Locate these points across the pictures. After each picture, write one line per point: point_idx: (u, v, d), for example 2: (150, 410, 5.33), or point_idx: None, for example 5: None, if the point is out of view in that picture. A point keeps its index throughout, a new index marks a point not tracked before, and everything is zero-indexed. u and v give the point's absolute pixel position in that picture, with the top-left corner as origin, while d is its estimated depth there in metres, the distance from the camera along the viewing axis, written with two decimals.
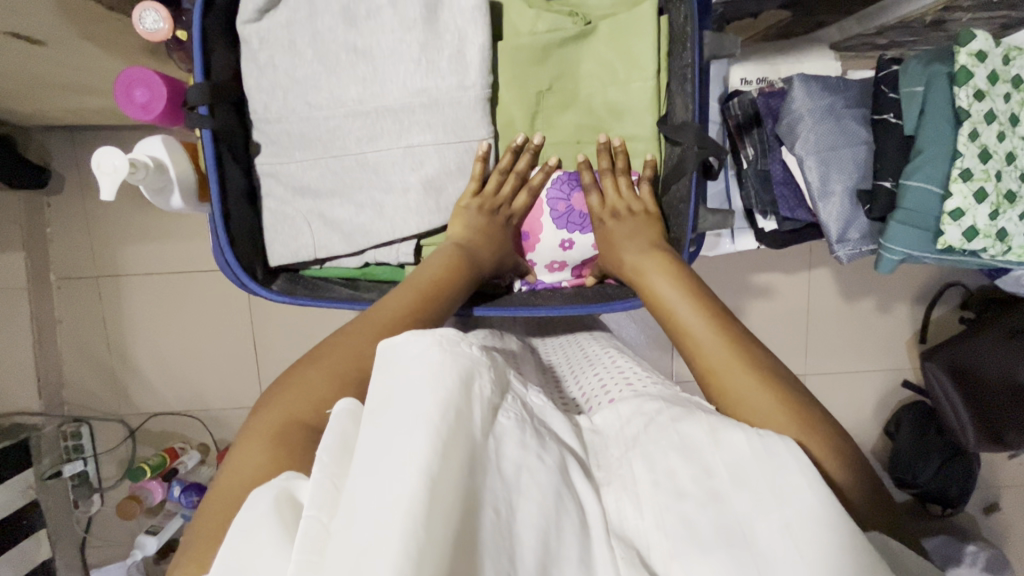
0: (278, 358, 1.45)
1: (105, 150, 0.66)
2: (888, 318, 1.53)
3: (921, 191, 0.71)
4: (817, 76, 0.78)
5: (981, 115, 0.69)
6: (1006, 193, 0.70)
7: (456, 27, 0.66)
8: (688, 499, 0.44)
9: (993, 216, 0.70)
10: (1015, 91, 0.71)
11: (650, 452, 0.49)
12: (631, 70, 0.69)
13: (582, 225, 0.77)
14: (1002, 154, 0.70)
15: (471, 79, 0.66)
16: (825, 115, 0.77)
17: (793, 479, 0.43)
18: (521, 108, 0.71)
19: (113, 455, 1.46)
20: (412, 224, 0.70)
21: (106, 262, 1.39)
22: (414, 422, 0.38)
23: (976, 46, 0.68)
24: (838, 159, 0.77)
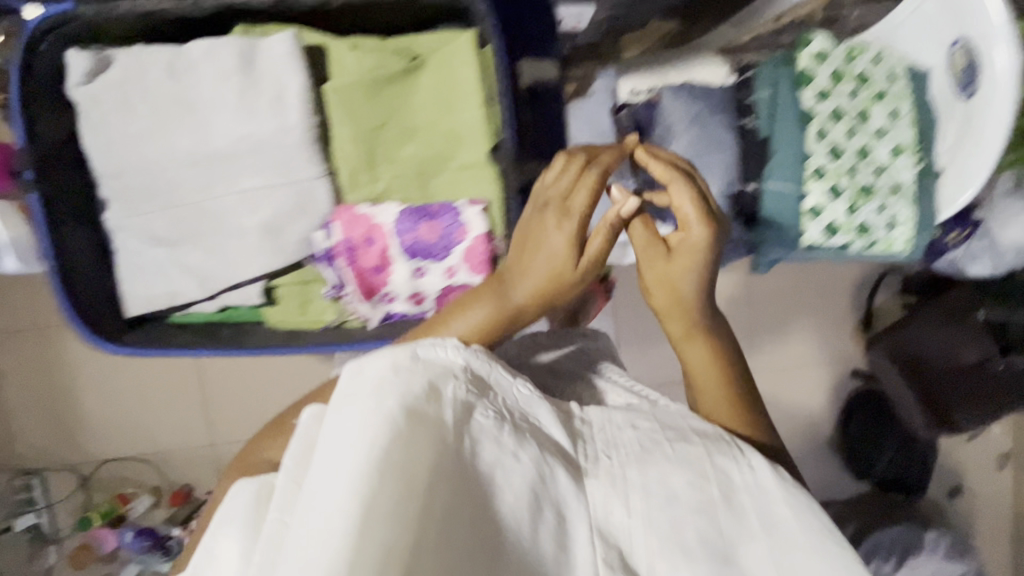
0: (223, 394, 1.46)
1: None
2: (829, 309, 1.54)
3: (780, 191, 0.72)
4: (684, 85, 0.79)
5: (827, 114, 0.71)
6: (863, 187, 0.71)
7: (272, 72, 0.66)
8: (676, 503, 0.44)
9: (852, 211, 0.71)
10: (864, 87, 0.71)
11: (642, 459, 0.47)
12: (457, 97, 0.67)
13: (434, 254, 0.72)
14: (855, 149, 0.71)
15: (292, 120, 0.66)
16: (693, 121, 0.77)
17: (769, 502, 0.45)
18: (353, 146, 0.68)
19: (68, 504, 1.44)
20: (256, 265, 0.72)
21: (45, 313, 1.40)
22: (353, 438, 0.39)
23: (815, 48, 0.71)
24: (711, 163, 0.75)
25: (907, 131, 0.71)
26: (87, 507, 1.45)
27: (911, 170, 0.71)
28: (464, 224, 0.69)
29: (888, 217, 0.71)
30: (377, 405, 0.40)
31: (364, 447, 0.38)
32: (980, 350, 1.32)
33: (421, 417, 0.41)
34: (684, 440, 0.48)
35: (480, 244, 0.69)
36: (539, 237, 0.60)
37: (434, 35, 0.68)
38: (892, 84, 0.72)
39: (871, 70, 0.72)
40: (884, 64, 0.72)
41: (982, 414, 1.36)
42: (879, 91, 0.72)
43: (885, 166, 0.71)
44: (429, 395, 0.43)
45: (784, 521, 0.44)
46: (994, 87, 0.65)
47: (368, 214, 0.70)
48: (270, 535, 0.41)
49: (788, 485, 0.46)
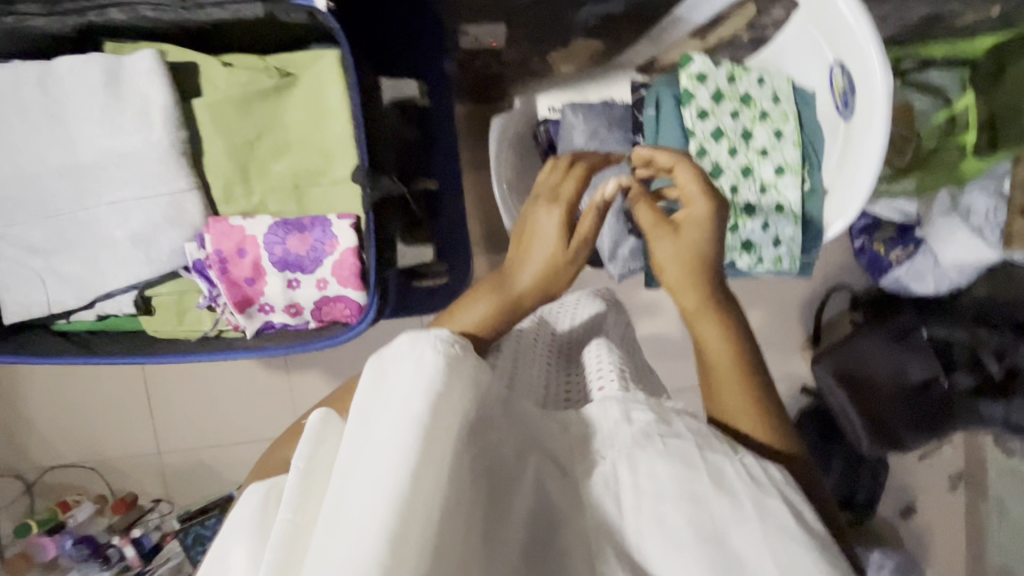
0: (169, 403, 1.47)
1: None
2: (778, 325, 1.53)
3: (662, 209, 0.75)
4: (586, 104, 0.81)
5: (707, 134, 0.73)
6: (744, 205, 0.74)
7: (138, 90, 0.75)
8: (661, 492, 0.41)
9: (733, 229, 0.74)
10: (745, 107, 0.74)
11: (632, 454, 0.44)
12: (325, 112, 0.78)
13: (302, 266, 0.76)
14: (735, 167, 0.74)
15: (156, 135, 0.74)
16: (591, 141, 0.80)
17: (766, 500, 0.41)
18: (226, 160, 0.77)
19: (10, 512, 1.45)
20: (130, 270, 0.79)
21: None
22: (391, 435, 0.37)
23: (695, 69, 0.74)
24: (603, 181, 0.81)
25: (788, 151, 0.74)
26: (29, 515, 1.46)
27: (793, 189, 0.73)
28: (333, 237, 0.75)
29: (774, 236, 0.74)
30: (408, 389, 0.40)
31: (397, 444, 0.36)
32: (929, 367, 1.33)
33: (449, 397, 0.41)
34: (673, 431, 0.45)
35: (349, 256, 0.75)
36: (536, 223, 0.64)
37: (294, 57, 0.80)
38: (774, 105, 0.74)
39: (754, 91, 0.75)
40: (767, 85, 0.75)
41: (925, 429, 1.35)
42: (762, 111, 0.75)
43: (768, 185, 0.74)
44: (444, 398, 0.41)
45: (775, 513, 0.40)
46: (869, 111, 0.66)
47: (240, 226, 0.75)
48: (281, 536, 0.39)
49: (766, 482, 0.42)
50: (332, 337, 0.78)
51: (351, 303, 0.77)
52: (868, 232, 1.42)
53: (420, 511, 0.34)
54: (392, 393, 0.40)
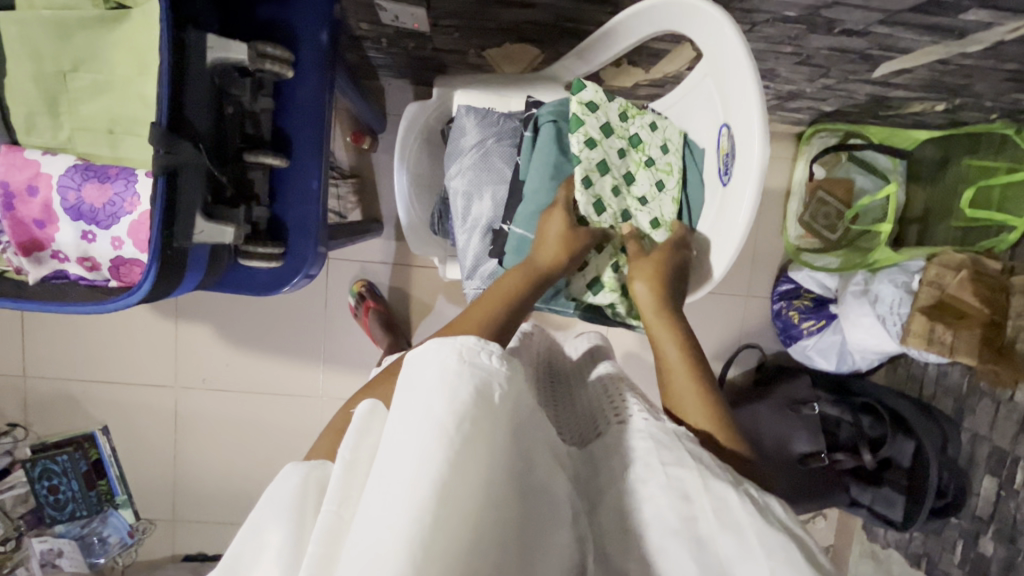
0: (41, 328, 1.39)
1: None
2: None
3: (522, 238, 0.73)
4: (482, 110, 0.81)
5: (594, 163, 0.72)
6: (623, 249, 0.75)
7: None
8: (665, 527, 0.44)
9: (614, 269, 0.75)
10: (633, 152, 0.75)
11: (639, 486, 0.48)
12: (147, 60, 0.66)
13: (97, 219, 0.70)
14: (616, 208, 0.73)
15: None
16: (474, 149, 0.79)
17: (763, 530, 0.43)
18: (30, 86, 0.67)
19: None
20: None
21: None
22: (428, 434, 0.39)
23: (585, 96, 0.73)
24: (478, 195, 0.79)
25: (667, 210, 0.75)
26: None
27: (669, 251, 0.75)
28: (133, 196, 0.69)
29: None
30: (439, 395, 0.42)
31: (432, 438, 0.39)
32: (813, 443, 1.29)
33: (477, 405, 0.42)
34: (677, 457, 0.49)
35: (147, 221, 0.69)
36: (553, 229, 0.70)
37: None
38: (660, 158, 0.75)
39: (645, 137, 0.76)
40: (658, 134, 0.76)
41: (802, 501, 1.32)
42: (649, 157, 0.75)
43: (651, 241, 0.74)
44: (477, 402, 0.42)
45: (788, 550, 0.41)
46: (744, 178, 0.63)
47: (36, 161, 0.69)
48: (320, 531, 0.37)
49: (770, 517, 0.45)
50: (113, 302, 0.67)
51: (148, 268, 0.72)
52: (786, 298, 1.44)
53: (457, 520, 0.37)
54: (437, 399, 0.41)
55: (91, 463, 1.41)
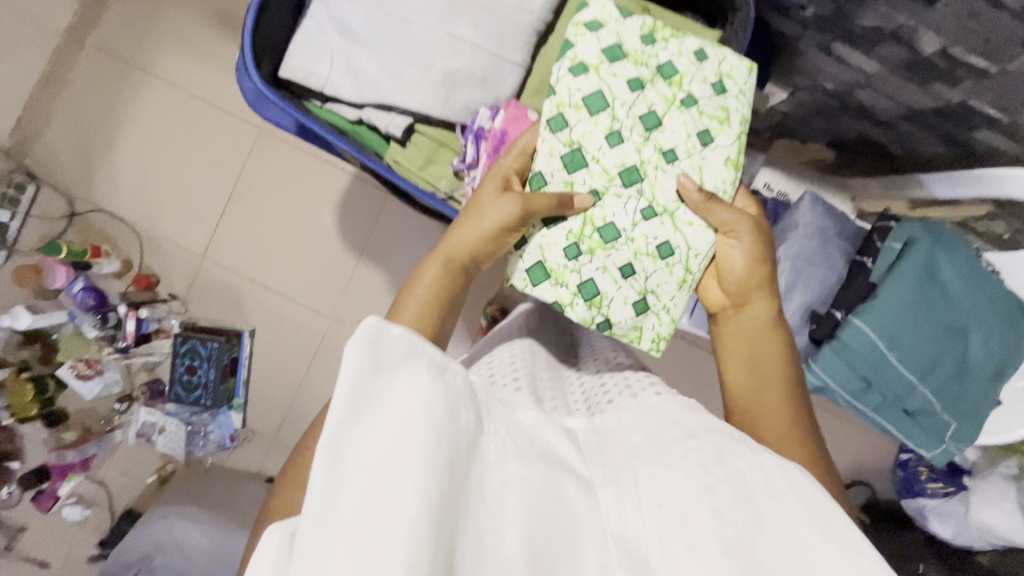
0: (238, 219, 1.45)
1: None
2: None
3: (862, 330, 0.72)
4: (827, 201, 0.82)
5: (566, 86, 0.69)
6: (610, 220, 0.70)
7: None
8: (685, 497, 0.45)
9: (577, 253, 0.71)
10: (650, 88, 0.70)
11: (657, 464, 0.50)
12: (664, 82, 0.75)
13: None
14: (617, 160, 0.70)
15: (534, 7, 0.73)
16: (815, 234, 0.80)
17: (762, 466, 0.47)
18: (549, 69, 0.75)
19: (42, 225, 1.42)
20: (417, 100, 0.71)
21: (141, 54, 1.41)
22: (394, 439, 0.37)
23: (586, 16, 0.70)
24: (810, 275, 0.79)
25: (663, 177, 0.71)
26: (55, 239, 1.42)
27: (655, 232, 0.71)
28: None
29: (640, 290, 0.72)
30: (401, 399, 0.39)
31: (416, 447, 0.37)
32: None
33: (417, 385, 0.40)
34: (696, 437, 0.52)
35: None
36: (486, 204, 0.68)
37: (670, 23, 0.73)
38: (695, 98, 0.71)
39: (681, 66, 0.71)
40: (708, 68, 0.71)
41: None
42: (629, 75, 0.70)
43: (632, 217, 0.70)
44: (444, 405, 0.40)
45: (793, 508, 0.43)
46: None
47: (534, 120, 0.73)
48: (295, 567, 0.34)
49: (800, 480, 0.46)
50: None
51: None
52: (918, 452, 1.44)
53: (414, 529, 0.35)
54: (412, 399, 0.39)
55: (230, 360, 1.42)
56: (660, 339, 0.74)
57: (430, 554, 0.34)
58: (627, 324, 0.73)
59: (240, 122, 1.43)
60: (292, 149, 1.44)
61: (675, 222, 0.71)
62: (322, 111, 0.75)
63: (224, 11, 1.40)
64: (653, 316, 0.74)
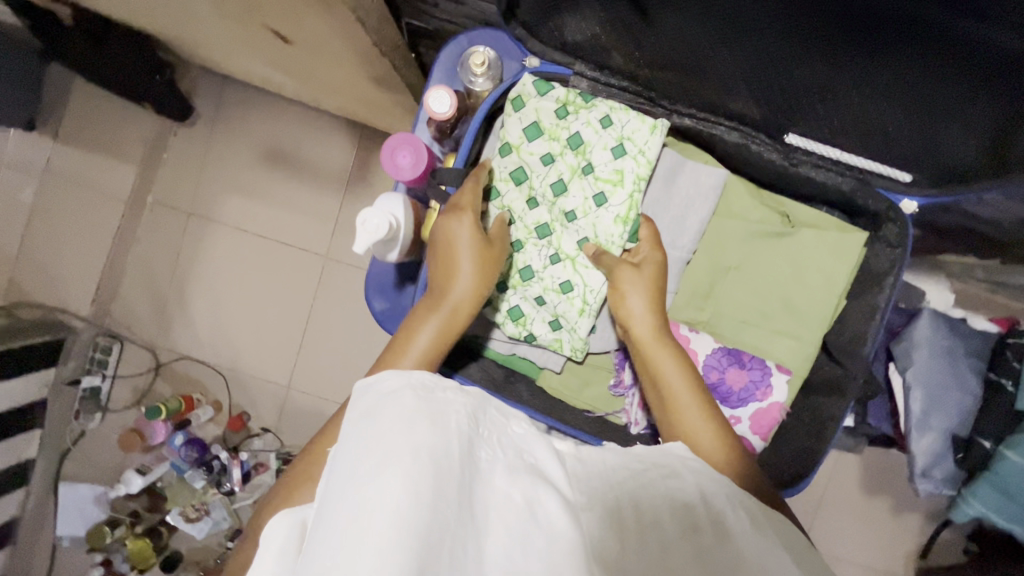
0: (317, 342, 1.47)
1: (365, 211, 0.60)
2: (900, 523, 1.53)
3: (1016, 464, 0.75)
4: (950, 317, 0.82)
5: (501, 168, 0.69)
6: (522, 267, 0.70)
7: (686, 196, 0.69)
8: (667, 533, 0.42)
9: (500, 287, 0.71)
10: (559, 161, 0.68)
11: (636, 493, 0.45)
12: None
13: (728, 399, 0.70)
14: (530, 220, 0.70)
15: (682, 242, 0.70)
16: (943, 355, 0.81)
17: (746, 527, 0.44)
18: (708, 271, 0.70)
19: (130, 381, 1.46)
20: None
21: (201, 203, 1.44)
22: (387, 464, 0.39)
23: (515, 95, 0.67)
24: (943, 399, 0.80)
25: (568, 233, 0.69)
26: (144, 393, 1.46)
27: (558, 274, 0.70)
28: (768, 386, 0.69)
29: (552, 313, 0.71)
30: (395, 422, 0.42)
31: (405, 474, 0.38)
32: None
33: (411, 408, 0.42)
34: (676, 477, 0.49)
35: (773, 411, 0.69)
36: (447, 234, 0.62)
37: (823, 218, 0.68)
38: (595, 164, 0.67)
39: (589, 136, 0.67)
40: (609, 132, 0.66)
41: None
42: (544, 151, 0.68)
43: (542, 261, 0.70)
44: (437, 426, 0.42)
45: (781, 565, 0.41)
46: None
47: (688, 337, 0.71)
48: None
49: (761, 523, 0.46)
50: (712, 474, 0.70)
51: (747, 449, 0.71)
52: None
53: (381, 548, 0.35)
54: (395, 414, 0.43)
55: None
56: (580, 351, 0.71)
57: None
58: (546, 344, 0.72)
59: (304, 253, 1.45)
60: (358, 271, 1.45)
61: (575, 265, 0.70)
62: None
63: (274, 149, 1.42)
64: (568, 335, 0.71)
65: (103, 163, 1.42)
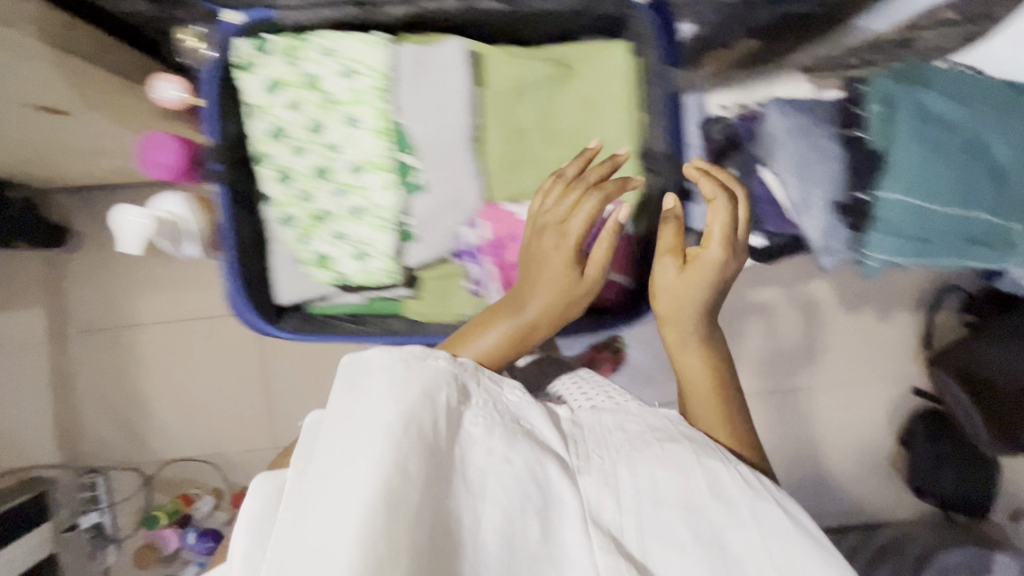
0: (281, 396, 1.48)
1: (119, 211, 0.92)
2: (890, 325, 1.53)
3: (897, 201, 0.75)
4: (789, 99, 0.83)
5: (266, 134, 0.83)
6: (314, 213, 0.85)
7: (429, 78, 0.82)
8: (664, 503, 0.46)
9: (303, 236, 0.86)
10: (303, 106, 0.82)
11: (635, 459, 0.50)
12: (599, 105, 0.85)
13: None
14: (304, 168, 0.84)
15: (450, 121, 0.83)
16: (798, 135, 0.81)
17: (742, 490, 0.48)
18: (498, 145, 0.85)
19: (128, 505, 1.47)
20: (415, 258, 0.87)
21: (120, 314, 1.44)
22: (359, 433, 0.43)
23: (240, 62, 0.80)
24: (814, 175, 0.80)
25: (337, 163, 0.83)
26: (145, 510, 1.47)
27: (345, 201, 0.84)
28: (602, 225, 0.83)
29: (353, 244, 0.85)
30: (371, 399, 0.46)
31: (380, 449, 0.42)
32: None
33: (380, 388, 0.46)
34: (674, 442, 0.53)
35: (622, 243, 0.84)
36: (545, 257, 0.72)
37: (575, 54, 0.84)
38: (330, 99, 0.82)
39: (316, 78, 0.81)
40: (328, 68, 0.80)
41: None
42: (295, 103, 0.82)
43: (333, 199, 0.84)
44: (424, 401, 0.46)
45: (772, 523, 0.46)
46: None
47: (511, 213, 0.84)
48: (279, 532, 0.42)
49: (751, 485, 0.49)
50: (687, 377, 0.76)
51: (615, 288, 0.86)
52: None
53: (344, 511, 0.39)
54: (380, 389, 0.46)
55: None
56: (391, 270, 0.85)
57: (375, 545, 0.38)
58: (360, 271, 0.86)
59: (235, 319, 1.45)
60: None
61: (355, 190, 0.84)
62: (328, 310, 0.93)
63: None
64: (372, 256, 0.85)
65: (15, 314, 1.43)
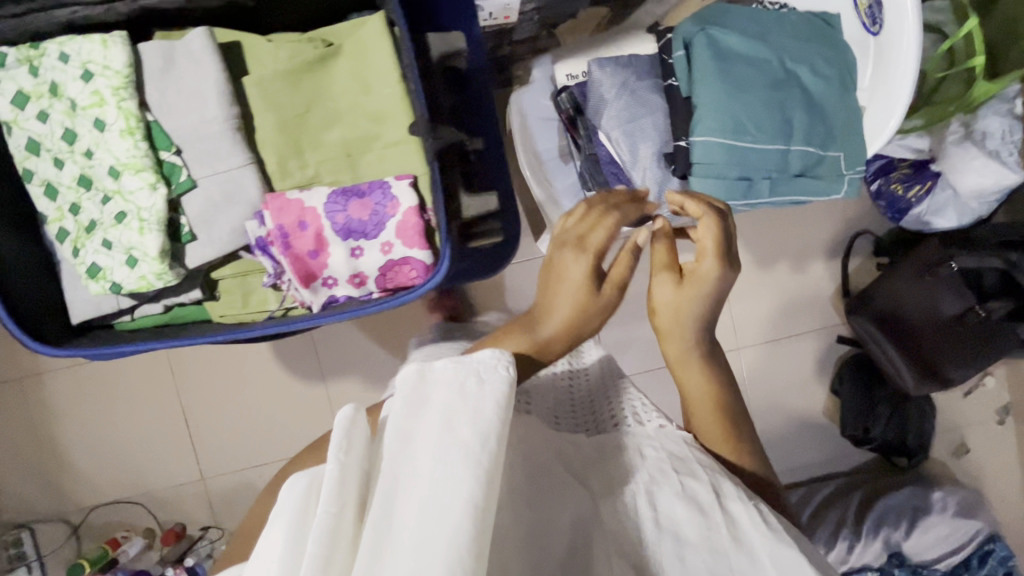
0: (204, 425, 1.45)
1: None
2: (809, 277, 1.53)
3: (707, 143, 0.85)
4: (611, 57, 0.92)
5: (24, 148, 0.82)
6: (84, 223, 0.84)
7: (189, 75, 0.82)
8: (691, 548, 0.50)
9: (75, 249, 0.85)
10: (53, 113, 0.81)
11: (669, 504, 0.53)
12: (371, 81, 0.85)
13: (362, 232, 0.86)
14: (67, 179, 0.83)
15: (214, 116, 0.82)
16: (623, 91, 0.91)
17: (767, 536, 0.52)
18: (271, 127, 0.85)
19: (59, 557, 1.43)
20: (197, 257, 0.87)
21: (24, 363, 1.41)
22: (458, 458, 0.43)
23: None
24: (640, 128, 0.90)
25: (96, 171, 0.82)
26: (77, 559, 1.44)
27: (110, 207, 0.83)
28: (393, 198, 0.84)
29: (122, 249, 0.83)
30: (465, 416, 0.45)
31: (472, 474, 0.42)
32: (961, 300, 1.30)
33: (480, 406, 0.46)
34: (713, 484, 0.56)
35: (411, 217, 0.84)
36: (567, 267, 0.67)
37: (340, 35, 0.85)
38: (77, 105, 0.81)
39: (60, 86, 0.80)
40: (70, 75, 0.80)
41: (970, 357, 1.33)
42: (44, 111, 0.81)
43: (99, 207, 0.83)
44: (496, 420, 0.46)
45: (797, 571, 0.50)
46: (898, 26, 0.80)
47: (297, 199, 0.84)
48: (327, 536, 0.40)
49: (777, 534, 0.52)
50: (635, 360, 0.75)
51: (417, 264, 0.87)
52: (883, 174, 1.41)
53: (440, 535, 0.40)
54: (458, 405, 0.46)
55: None
56: (161, 273, 0.83)
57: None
58: (133, 279, 0.84)
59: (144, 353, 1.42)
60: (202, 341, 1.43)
61: (119, 196, 0.82)
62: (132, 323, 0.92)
63: None
64: (141, 260, 0.83)
65: None
